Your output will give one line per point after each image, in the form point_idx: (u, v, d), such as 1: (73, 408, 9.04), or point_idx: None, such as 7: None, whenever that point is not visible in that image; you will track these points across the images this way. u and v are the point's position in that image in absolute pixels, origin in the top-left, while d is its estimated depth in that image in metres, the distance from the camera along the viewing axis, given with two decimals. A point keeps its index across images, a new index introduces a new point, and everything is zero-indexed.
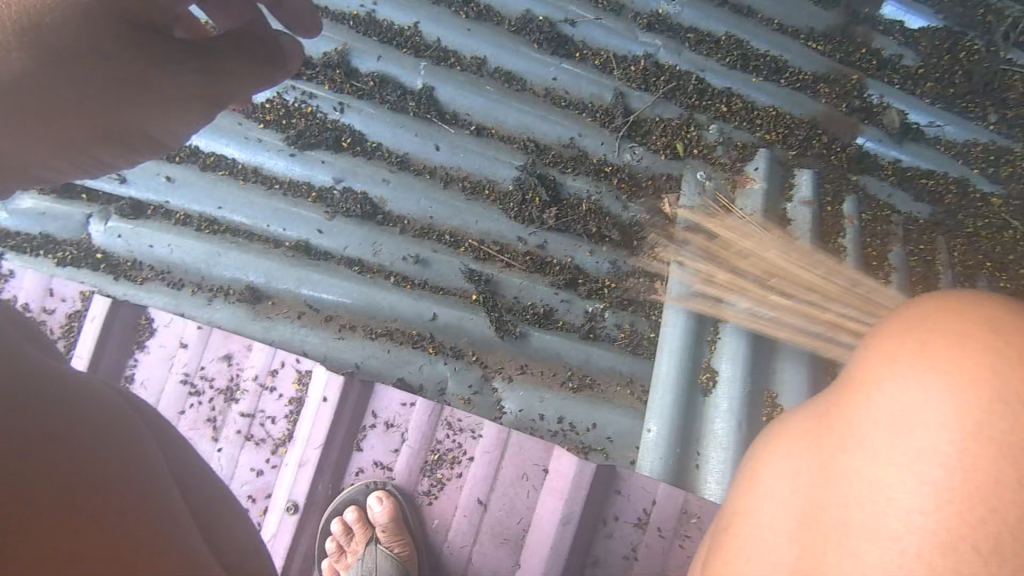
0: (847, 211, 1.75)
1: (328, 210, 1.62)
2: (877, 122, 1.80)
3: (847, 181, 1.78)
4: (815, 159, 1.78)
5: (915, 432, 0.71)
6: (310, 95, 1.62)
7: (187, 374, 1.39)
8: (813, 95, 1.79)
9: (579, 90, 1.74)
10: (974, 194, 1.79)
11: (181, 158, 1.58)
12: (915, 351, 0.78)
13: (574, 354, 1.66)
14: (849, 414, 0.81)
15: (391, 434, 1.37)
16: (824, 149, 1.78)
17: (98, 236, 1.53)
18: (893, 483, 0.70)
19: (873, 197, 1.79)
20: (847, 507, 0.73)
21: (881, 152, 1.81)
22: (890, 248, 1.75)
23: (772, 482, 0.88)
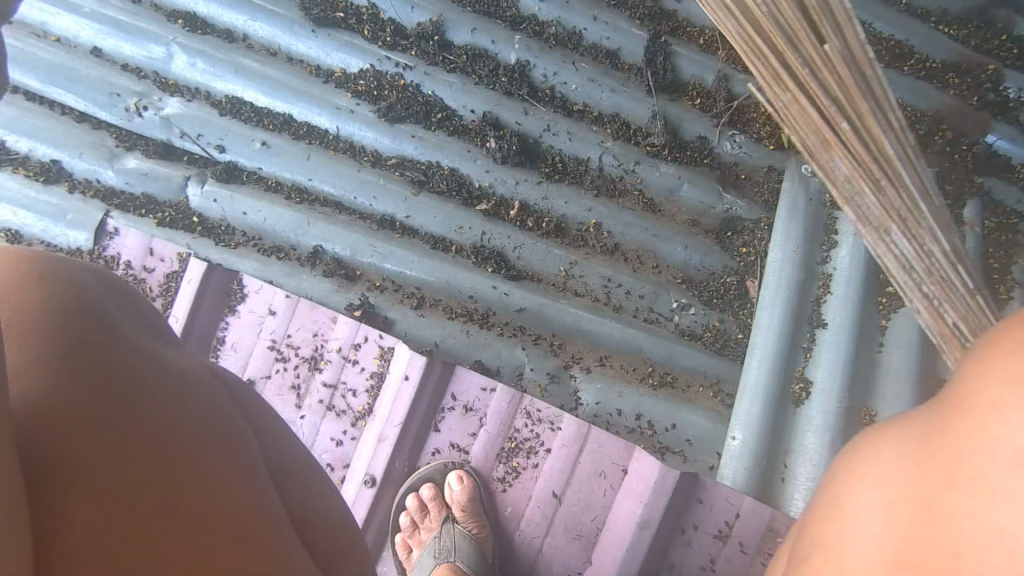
0: (968, 216, 1.58)
1: (415, 185, 1.59)
2: (1011, 119, 1.61)
3: (972, 184, 1.60)
4: (937, 157, 1.61)
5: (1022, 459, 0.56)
6: (404, 67, 1.58)
7: (274, 341, 1.41)
8: (941, 86, 1.63)
9: (680, 70, 1.63)
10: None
11: (276, 126, 1.58)
12: (1002, 372, 0.61)
13: (656, 350, 1.60)
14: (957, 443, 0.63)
15: (469, 418, 1.35)
16: (948, 146, 1.61)
17: (194, 199, 1.56)
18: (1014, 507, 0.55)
19: (1001, 202, 1.61)
20: (960, 554, 0.57)
21: (1013, 152, 1.62)
22: (1017, 260, 1.57)
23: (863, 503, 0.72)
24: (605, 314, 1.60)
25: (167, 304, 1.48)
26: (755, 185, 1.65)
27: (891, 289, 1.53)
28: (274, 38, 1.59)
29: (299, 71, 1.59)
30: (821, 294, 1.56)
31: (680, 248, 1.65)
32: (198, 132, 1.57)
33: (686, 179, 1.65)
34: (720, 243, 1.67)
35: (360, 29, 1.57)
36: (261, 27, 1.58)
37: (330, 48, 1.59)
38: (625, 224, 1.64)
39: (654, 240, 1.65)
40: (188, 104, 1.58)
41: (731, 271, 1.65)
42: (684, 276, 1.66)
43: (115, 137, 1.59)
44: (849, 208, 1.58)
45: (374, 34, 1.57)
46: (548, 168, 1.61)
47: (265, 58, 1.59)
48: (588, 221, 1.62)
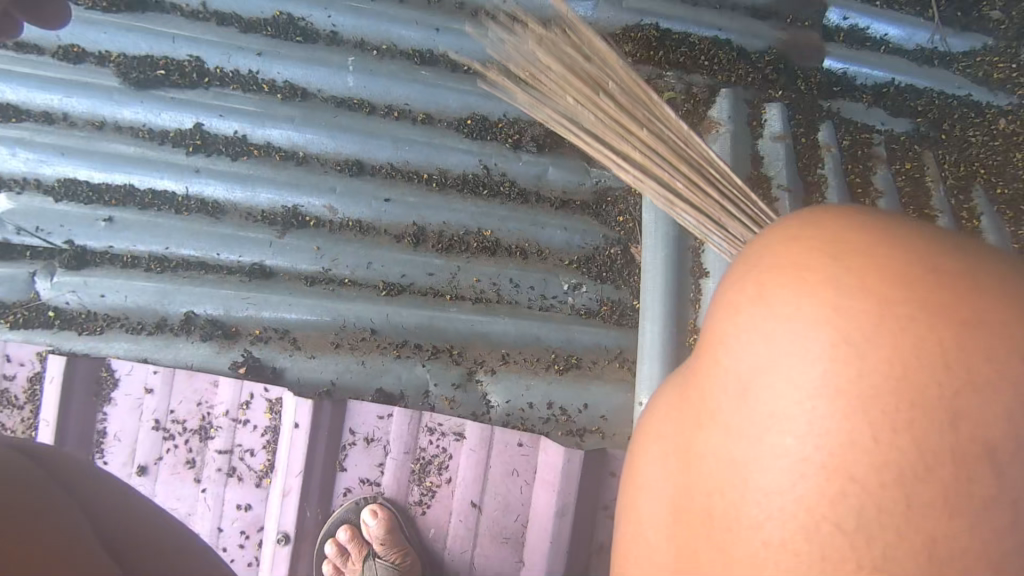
0: (823, 139, 1.67)
1: (278, 228, 1.56)
2: (840, 42, 1.75)
3: (813, 109, 1.70)
4: (783, 92, 1.71)
5: (799, 411, 0.59)
6: (235, 111, 1.54)
7: (157, 420, 1.36)
8: (773, 22, 1.73)
9: None
10: (956, 109, 1.71)
11: (117, 200, 1.52)
12: (785, 287, 0.64)
13: (555, 336, 1.61)
14: (703, 371, 0.72)
15: (373, 449, 1.33)
16: (791, 80, 1.72)
17: (45, 293, 1.47)
18: (790, 445, 0.59)
19: (851, 120, 1.71)
20: (716, 469, 0.65)
21: (852, 72, 1.75)
22: (875, 172, 1.65)
23: (654, 432, 0.81)
24: (499, 312, 1.61)
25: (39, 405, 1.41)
26: None
27: None
28: (97, 110, 1.52)
29: (132, 138, 1.54)
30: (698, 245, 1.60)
31: (560, 230, 1.68)
32: (36, 225, 1.50)
33: (550, 162, 1.67)
34: (598, 218, 1.69)
35: (186, 82, 1.54)
36: (79, 102, 1.51)
37: (158, 109, 1.53)
38: (495, 218, 1.65)
39: (529, 228, 1.66)
40: (20, 197, 1.51)
41: (614, 241, 1.68)
42: (569, 257, 1.67)
43: None
44: None
45: (219, 85, 1.55)
46: (423, 173, 1.62)
47: (92, 133, 1.53)
48: (463, 225, 1.63)
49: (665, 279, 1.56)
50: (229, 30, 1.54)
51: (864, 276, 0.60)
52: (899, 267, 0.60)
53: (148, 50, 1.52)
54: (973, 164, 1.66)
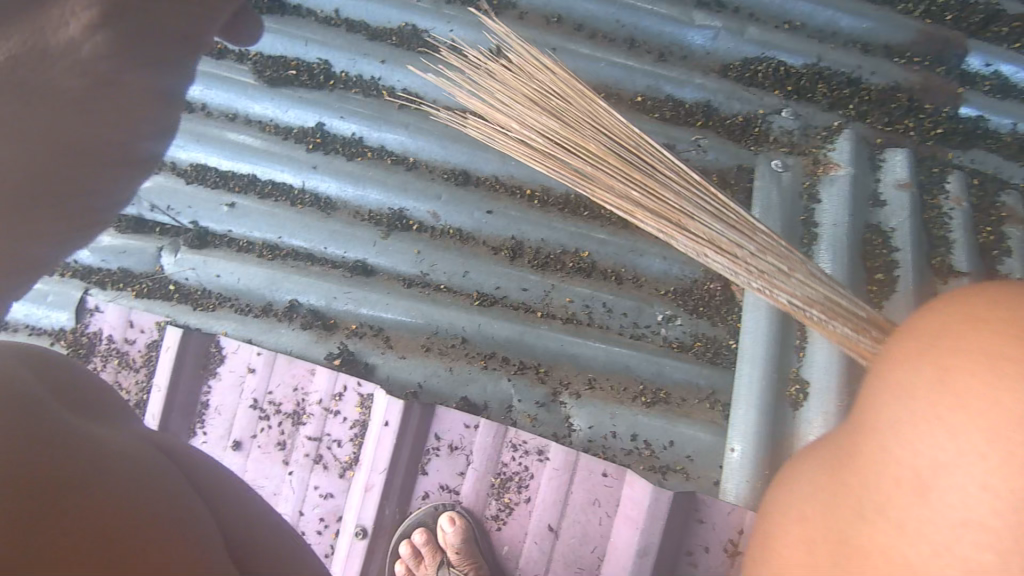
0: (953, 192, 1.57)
1: (383, 229, 1.60)
2: (979, 89, 1.63)
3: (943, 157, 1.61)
4: (909, 137, 1.62)
5: (956, 501, 0.54)
6: (354, 115, 1.61)
7: (256, 400, 1.41)
8: (902, 63, 1.63)
9: (633, 84, 1.67)
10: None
11: (240, 188, 1.61)
12: (968, 369, 0.58)
13: (645, 367, 1.58)
14: (867, 467, 0.65)
15: (456, 456, 1.33)
16: (922, 125, 1.62)
17: (169, 267, 1.58)
18: (968, 509, 0.54)
19: (982, 173, 1.61)
20: (884, 552, 0.60)
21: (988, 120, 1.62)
22: (1008, 232, 1.56)
23: (797, 521, 0.78)
24: (589, 335, 1.59)
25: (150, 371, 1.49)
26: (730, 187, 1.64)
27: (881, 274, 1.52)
28: (232, 103, 1.63)
29: (259, 132, 1.63)
30: None
31: (658, 260, 1.65)
32: (167, 203, 1.60)
33: None
34: None
35: (313, 83, 1.61)
36: (217, 95, 1.63)
37: (285, 107, 1.62)
38: (595, 241, 1.63)
39: (627, 254, 1.64)
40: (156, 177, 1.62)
41: (714, 277, 1.62)
42: (667, 287, 1.63)
43: None
44: (824, 200, 1.58)
45: (343, 88, 1.62)
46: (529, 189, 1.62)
47: (224, 124, 1.64)
48: (562, 243, 1.62)
49: (769, 320, 1.51)
50: (357, 37, 1.62)
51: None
52: None
53: (283, 51, 1.62)
54: None
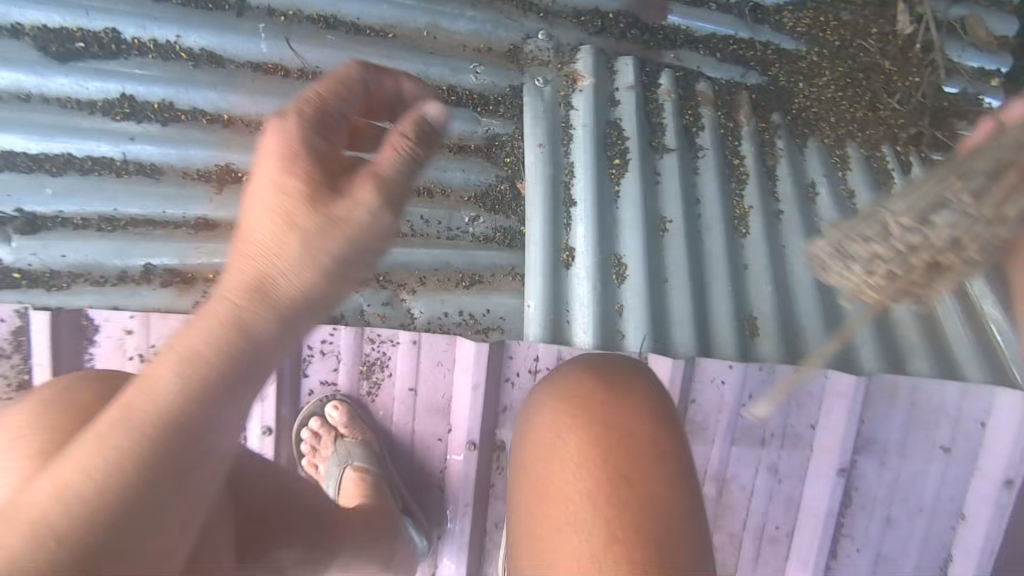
0: (664, 87, 2.27)
1: (213, 185, 1.78)
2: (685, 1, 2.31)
3: (660, 49, 2.30)
4: (633, 43, 2.30)
5: (574, 497, 1.24)
6: (152, 78, 1.71)
7: (140, 354, 1.71)
8: None
9: (415, 22, 1.99)
10: (758, 44, 2.33)
11: (58, 167, 1.68)
12: (579, 448, 1.29)
13: (460, 260, 2.04)
14: (538, 482, 1.30)
15: (329, 358, 1.89)
16: (644, 35, 2.29)
17: (7, 256, 1.67)
18: (568, 533, 1.22)
19: (681, 68, 2.33)
20: (548, 502, 1.26)
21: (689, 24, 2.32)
22: (703, 113, 2.29)
23: (535, 473, 1.32)
24: (413, 241, 2.00)
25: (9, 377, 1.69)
26: (501, 105, 2.10)
27: (616, 160, 2.13)
28: (22, 83, 1.65)
29: (63, 108, 1.68)
30: (568, 180, 2.08)
31: (460, 173, 2.06)
32: None
33: (447, 115, 2.04)
34: (489, 160, 2.09)
35: (107, 51, 1.68)
36: (3, 77, 1.64)
37: (85, 79, 1.67)
38: None
39: (434, 172, 2.04)
40: None
41: (503, 179, 2.10)
42: (468, 194, 2.07)
43: None
44: (576, 106, 2.10)
45: (138, 54, 1.71)
46: None
47: (21, 106, 1.66)
48: None
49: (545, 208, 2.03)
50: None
51: (608, 431, 1.30)
52: (627, 438, 1.30)
53: (63, 23, 1.64)
54: (775, 93, 2.33)
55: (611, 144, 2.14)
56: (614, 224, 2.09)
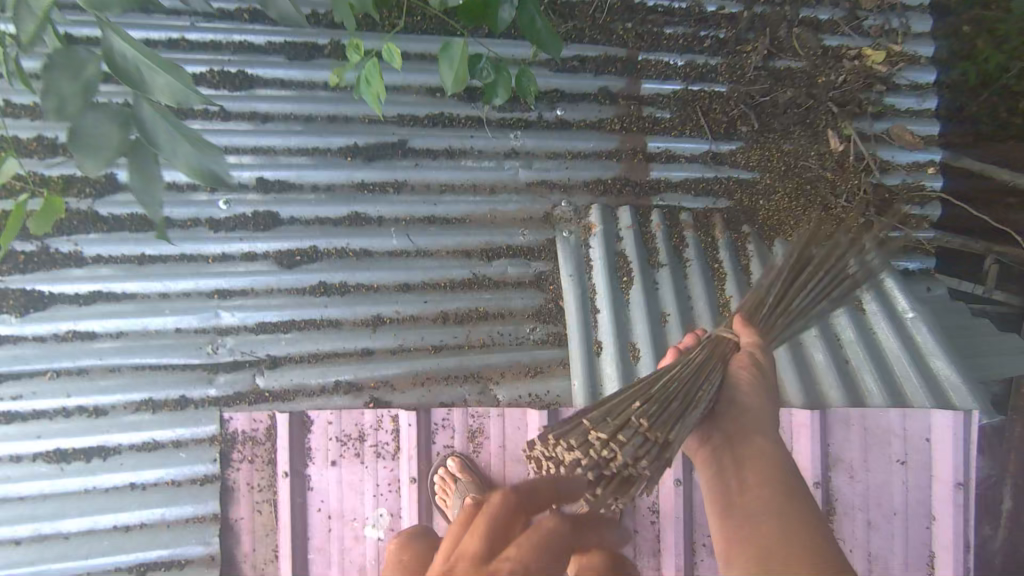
0: (654, 219, 3.36)
1: (373, 327, 2.94)
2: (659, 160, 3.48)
3: (651, 194, 3.45)
4: (628, 195, 3.41)
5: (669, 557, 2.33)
6: (335, 270, 2.91)
7: (335, 436, 2.79)
8: (617, 159, 3.42)
9: (481, 209, 3.17)
10: (723, 179, 3.54)
11: (287, 328, 2.84)
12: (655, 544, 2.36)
13: (525, 357, 3.07)
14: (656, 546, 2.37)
15: (447, 429, 2.85)
16: (634, 190, 3.43)
17: (263, 383, 2.81)
18: None
19: (666, 205, 3.44)
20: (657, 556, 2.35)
21: (665, 174, 3.47)
22: (686, 233, 3.38)
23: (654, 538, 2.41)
24: (495, 348, 3.05)
25: (265, 461, 2.77)
26: (543, 253, 3.21)
27: (626, 277, 3.16)
28: (269, 282, 2.82)
29: (290, 294, 2.86)
30: (592, 295, 3.11)
31: (520, 299, 3.14)
32: (251, 348, 2.79)
33: (508, 264, 3.16)
34: (539, 288, 3.17)
35: (311, 258, 2.88)
36: (258, 281, 2.81)
37: (301, 275, 2.86)
38: (485, 298, 3.09)
39: (504, 301, 3.11)
40: (236, 336, 2.79)
41: (550, 300, 3.17)
42: (528, 312, 3.13)
43: (204, 370, 2.76)
44: (593, 245, 3.20)
45: (327, 257, 2.91)
46: (444, 281, 3.05)
47: (265, 296, 2.82)
48: (468, 306, 3.07)
49: (578, 316, 3.06)
50: (327, 226, 2.92)
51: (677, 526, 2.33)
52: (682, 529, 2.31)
53: (289, 246, 2.86)
54: (729, 214, 3.54)
55: (620, 266, 3.18)
56: (627, 321, 3.07)
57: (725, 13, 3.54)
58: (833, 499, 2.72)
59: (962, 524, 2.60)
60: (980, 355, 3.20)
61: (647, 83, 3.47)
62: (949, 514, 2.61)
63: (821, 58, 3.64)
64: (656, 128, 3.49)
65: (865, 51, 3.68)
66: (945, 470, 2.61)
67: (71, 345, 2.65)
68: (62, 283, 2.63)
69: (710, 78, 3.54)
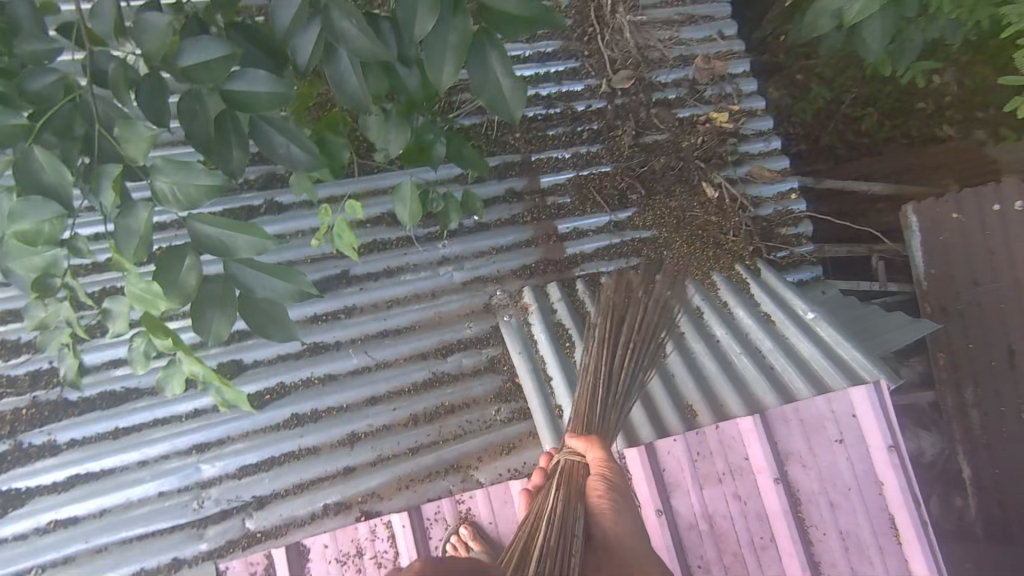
0: (581, 288, 3.81)
1: (350, 444, 3.11)
2: (572, 238, 3.96)
3: (571, 267, 3.89)
4: (554, 273, 3.85)
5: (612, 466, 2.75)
6: (304, 398, 3.13)
7: (334, 557, 2.74)
8: (535, 245, 3.87)
9: (428, 314, 3.51)
10: (629, 242, 4.05)
11: (268, 465, 2.99)
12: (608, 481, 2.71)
13: (497, 437, 3.28)
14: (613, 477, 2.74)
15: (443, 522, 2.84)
16: (557, 268, 3.87)
17: (253, 524, 2.89)
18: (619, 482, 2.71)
19: (589, 275, 3.90)
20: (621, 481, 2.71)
21: (580, 250, 3.94)
22: None
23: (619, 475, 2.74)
24: (468, 437, 3.26)
25: None
26: (491, 339, 3.54)
27: (569, 341, 3.51)
28: (244, 425, 3.01)
29: (265, 432, 3.04)
30: (543, 364, 3.42)
31: (481, 386, 3.41)
32: (237, 493, 2.92)
33: (463, 357, 3.45)
34: (495, 372, 3.47)
35: (280, 394, 3.11)
36: (233, 427, 2.99)
37: (272, 412, 3.07)
38: (448, 393, 3.34)
39: (466, 391, 3.37)
40: (220, 486, 2.91)
41: (507, 380, 3.46)
42: (490, 395, 3.40)
43: (193, 527, 2.84)
44: (534, 321, 3.56)
45: (295, 389, 3.14)
46: (408, 386, 3.31)
47: (242, 439, 2.99)
48: (435, 404, 3.30)
49: (536, 384, 3.35)
50: (290, 361, 3.18)
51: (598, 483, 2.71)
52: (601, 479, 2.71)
53: (256, 388, 3.08)
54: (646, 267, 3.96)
55: (562, 333, 3.54)
56: None
57: (593, 109, 4.29)
58: (796, 491, 3.00)
59: (905, 484, 2.94)
60: (879, 334, 3.74)
61: (545, 178, 4.02)
62: (894, 479, 2.94)
63: (680, 127, 4.38)
64: (562, 212, 4.00)
65: (711, 114, 4.47)
66: (875, 437, 2.98)
67: (53, 533, 2.73)
68: (39, 474, 2.77)
69: (595, 163, 4.16)
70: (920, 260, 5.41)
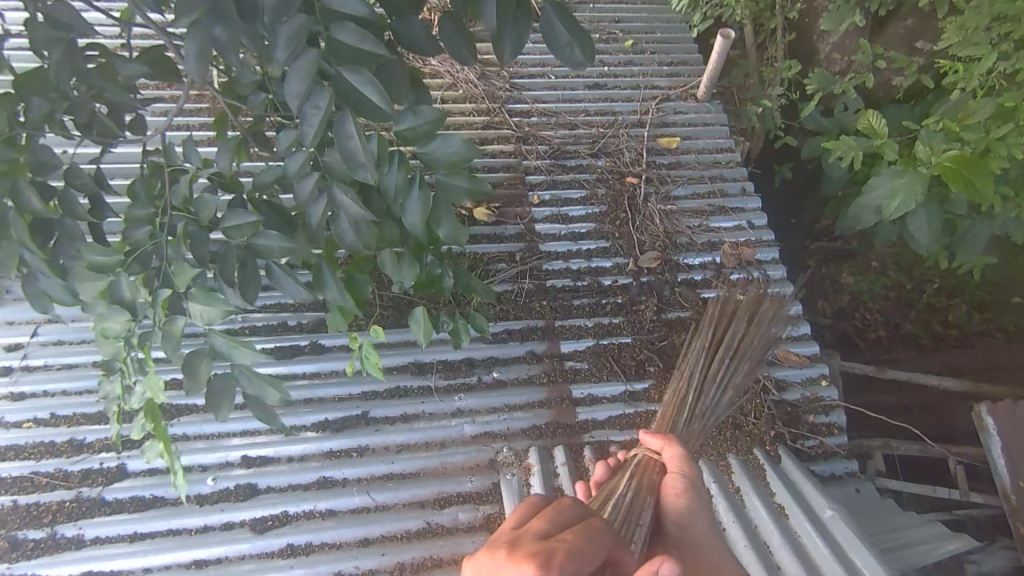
0: (589, 455, 3.85)
1: None
2: (585, 402, 4.10)
3: (581, 431, 3.97)
4: (561, 435, 3.93)
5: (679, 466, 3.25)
6: (302, 529, 3.33)
7: None
8: (547, 405, 4.05)
9: (433, 462, 3.70)
10: (642, 413, 4.08)
11: None
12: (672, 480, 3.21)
13: None
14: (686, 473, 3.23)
15: None
16: (565, 430, 3.96)
17: None
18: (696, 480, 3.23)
19: (596, 442, 3.93)
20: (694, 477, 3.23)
21: (591, 414, 4.05)
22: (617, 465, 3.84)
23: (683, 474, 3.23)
24: None
25: None
26: (489, 494, 3.62)
27: None
28: (244, 548, 3.24)
29: (260, 559, 3.23)
30: None
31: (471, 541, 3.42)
32: None
33: (460, 509, 3.54)
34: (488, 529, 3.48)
35: (282, 522, 3.35)
36: (231, 549, 3.22)
37: (270, 540, 3.28)
38: (437, 544, 3.39)
39: (455, 546, 3.39)
40: None
41: None
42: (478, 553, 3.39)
43: None
44: (534, 481, 3.66)
45: (297, 520, 3.37)
46: (400, 532, 3.41)
47: (237, 562, 3.20)
48: (422, 555, 3.34)
49: None
50: (299, 491, 3.46)
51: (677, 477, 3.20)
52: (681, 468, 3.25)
53: (262, 514, 3.35)
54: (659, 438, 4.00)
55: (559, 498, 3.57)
56: None
57: (619, 284, 4.67)
58: None
59: None
60: (902, 546, 3.56)
61: (564, 343, 4.32)
62: None
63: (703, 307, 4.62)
64: (577, 377, 4.21)
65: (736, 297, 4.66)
66: None
67: None
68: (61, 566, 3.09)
69: (615, 333, 4.42)
70: (1006, 469, 4.45)
